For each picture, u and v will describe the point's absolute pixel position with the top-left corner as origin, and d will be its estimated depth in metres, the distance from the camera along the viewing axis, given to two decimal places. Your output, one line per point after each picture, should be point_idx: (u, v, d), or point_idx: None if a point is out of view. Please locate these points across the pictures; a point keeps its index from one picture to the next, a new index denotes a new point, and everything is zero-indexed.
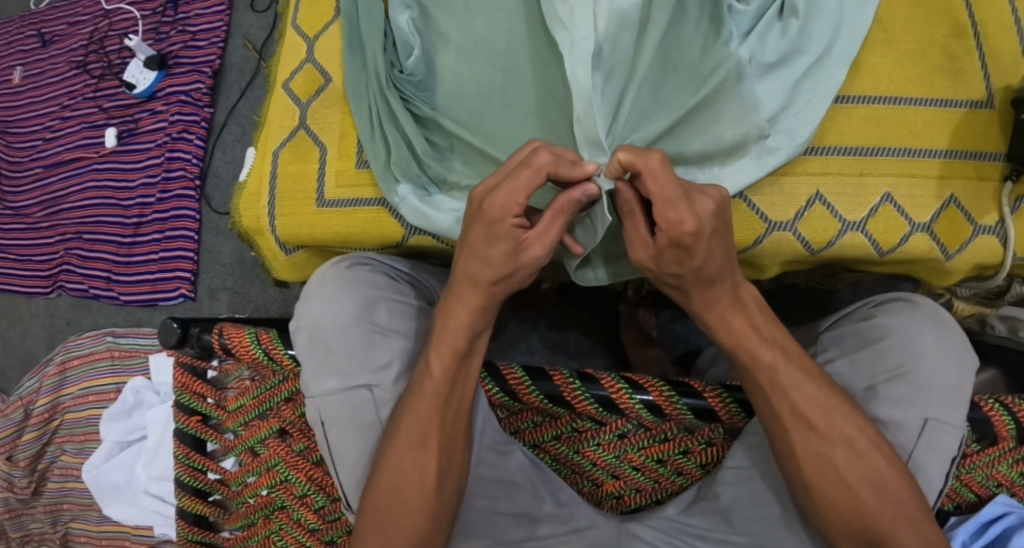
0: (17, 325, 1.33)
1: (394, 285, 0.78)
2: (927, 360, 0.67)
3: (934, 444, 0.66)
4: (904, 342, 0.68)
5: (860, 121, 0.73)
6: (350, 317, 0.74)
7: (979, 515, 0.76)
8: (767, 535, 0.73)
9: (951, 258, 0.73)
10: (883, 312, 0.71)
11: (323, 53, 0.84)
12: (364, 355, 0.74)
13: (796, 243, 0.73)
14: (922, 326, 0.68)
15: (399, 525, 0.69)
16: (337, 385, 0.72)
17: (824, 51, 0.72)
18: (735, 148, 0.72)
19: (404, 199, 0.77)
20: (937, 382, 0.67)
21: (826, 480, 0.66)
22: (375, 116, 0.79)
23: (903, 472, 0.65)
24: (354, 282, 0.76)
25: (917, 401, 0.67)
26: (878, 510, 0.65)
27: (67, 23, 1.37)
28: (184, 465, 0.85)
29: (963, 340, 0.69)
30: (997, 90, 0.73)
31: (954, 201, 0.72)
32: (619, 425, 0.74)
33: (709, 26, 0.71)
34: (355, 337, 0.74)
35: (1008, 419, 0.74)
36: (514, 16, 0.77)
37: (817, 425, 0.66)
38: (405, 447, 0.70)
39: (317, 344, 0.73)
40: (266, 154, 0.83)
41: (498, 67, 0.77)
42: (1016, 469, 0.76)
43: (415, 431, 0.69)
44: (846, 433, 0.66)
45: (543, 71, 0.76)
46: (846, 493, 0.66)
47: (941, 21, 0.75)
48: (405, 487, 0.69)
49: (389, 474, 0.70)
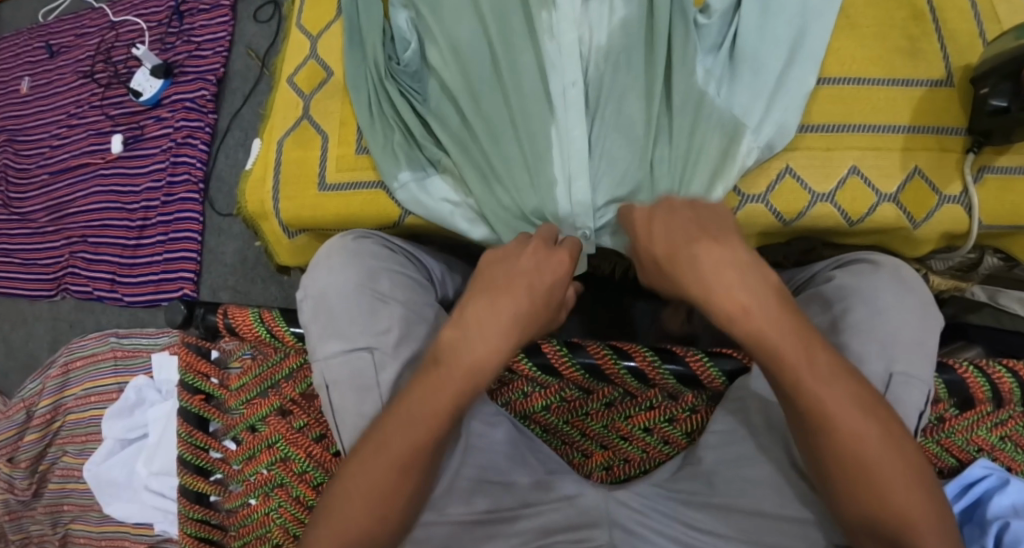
0: (22, 327, 1.35)
1: (396, 258, 0.80)
2: (890, 315, 0.70)
3: (903, 396, 0.68)
4: (865, 299, 0.71)
5: (827, 101, 0.78)
6: (353, 283, 0.75)
7: (962, 476, 0.79)
8: (747, 494, 0.72)
9: (918, 227, 0.77)
10: (844, 274, 0.75)
11: (325, 49, 0.89)
12: (365, 320, 0.74)
13: (769, 214, 0.77)
14: (882, 285, 0.72)
15: (370, 544, 0.64)
16: (340, 348, 0.74)
17: (791, 52, 0.77)
18: (704, 159, 0.75)
19: (403, 185, 0.80)
20: (899, 336, 0.70)
21: (843, 478, 0.61)
22: (374, 104, 0.83)
23: (914, 471, 0.60)
24: (359, 253, 0.78)
25: (884, 354, 0.69)
26: (895, 507, 0.60)
27: (74, 35, 1.43)
28: (187, 443, 0.87)
29: (924, 299, 0.72)
30: (956, 69, 0.78)
31: (919, 172, 0.76)
32: (606, 393, 0.79)
33: (680, 47, 0.77)
34: (357, 302, 0.75)
35: (984, 383, 0.78)
36: (497, 36, 0.80)
37: (834, 425, 0.60)
38: (376, 452, 0.65)
39: (321, 310, 0.75)
40: (272, 142, 0.87)
41: (487, 83, 0.80)
42: (995, 432, 0.80)
43: (402, 448, 0.65)
44: (856, 428, 0.60)
45: (534, 91, 0.78)
46: (862, 489, 0.60)
47: (901, 6, 0.80)
48: (373, 499, 0.64)
49: (356, 487, 0.65)
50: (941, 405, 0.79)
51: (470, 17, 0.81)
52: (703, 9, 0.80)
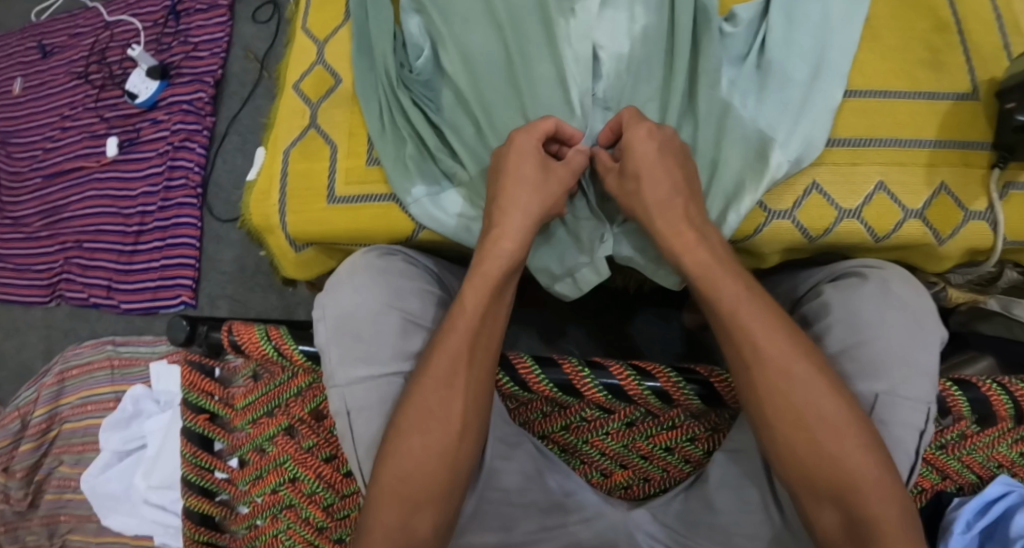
0: (15, 335, 1.32)
1: (422, 276, 0.77)
2: (871, 333, 0.69)
3: (888, 419, 0.67)
4: (844, 319, 0.70)
5: (853, 114, 0.76)
6: (380, 304, 0.73)
7: (984, 493, 0.75)
8: (744, 519, 0.71)
9: (944, 243, 0.75)
10: (830, 287, 0.73)
11: (333, 56, 0.84)
12: (396, 343, 0.72)
13: (795, 231, 0.75)
14: (862, 300, 0.70)
15: (416, 517, 0.66)
16: (366, 373, 0.71)
17: (819, 65, 0.76)
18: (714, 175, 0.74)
19: (417, 200, 0.76)
20: (883, 352, 0.68)
21: (795, 444, 0.64)
22: (385, 113, 0.79)
23: (860, 421, 0.63)
24: (384, 271, 0.75)
25: (869, 375, 0.68)
26: (844, 463, 0.62)
27: (67, 35, 1.39)
28: (192, 463, 0.86)
29: (914, 312, 0.70)
30: (981, 83, 0.76)
31: (945, 188, 0.75)
32: (628, 413, 0.77)
33: (705, 54, 0.75)
34: (384, 324, 0.72)
35: (1007, 399, 0.73)
36: (514, 45, 0.77)
37: (785, 391, 0.64)
38: (417, 420, 0.67)
39: (348, 331, 0.72)
40: (277, 152, 0.82)
41: (502, 94, 0.77)
42: (1016, 449, 0.77)
43: (413, 422, 0.67)
44: (808, 396, 0.63)
45: (552, 102, 0.76)
46: (810, 449, 0.63)
47: (925, 18, 0.79)
48: (427, 465, 0.66)
49: (409, 456, 0.67)
50: (961, 422, 0.74)
51: (486, 27, 0.78)
52: (726, 18, 0.79)
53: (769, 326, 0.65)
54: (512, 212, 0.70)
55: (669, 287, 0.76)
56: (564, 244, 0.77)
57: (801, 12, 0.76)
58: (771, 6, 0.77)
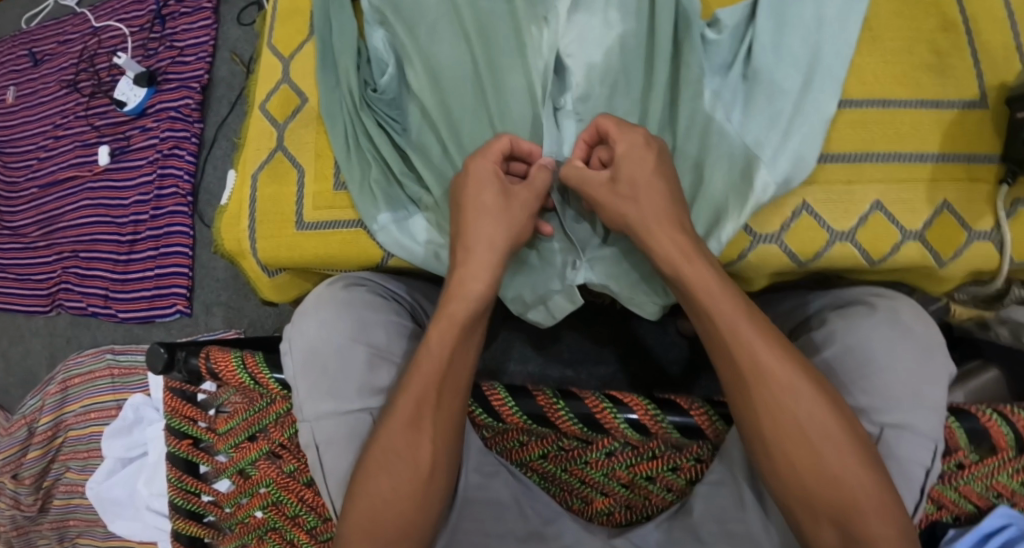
0: (19, 343, 1.33)
1: (388, 305, 0.75)
2: (880, 363, 0.64)
3: (894, 455, 0.62)
4: (852, 349, 0.65)
5: (848, 127, 0.71)
6: (345, 338, 0.71)
7: (980, 527, 0.70)
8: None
9: (945, 265, 0.70)
10: (836, 316, 0.69)
11: (298, 73, 0.81)
12: (362, 378, 0.70)
13: (784, 256, 0.70)
14: (871, 329, 0.66)
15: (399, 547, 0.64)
16: (334, 409, 0.69)
17: (810, 73, 0.70)
18: (696, 197, 0.70)
19: (383, 227, 0.73)
20: (894, 386, 0.63)
21: (795, 463, 0.60)
22: (350, 136, 0.76)
23: (863, 444, 0.60)
24: (350, 302, 0.73)
25: (877, 410, 0.63)
26: (845, 483, 0.59)
27: (57, 42, 1.38)
28: (178, 487, 0.87)
29: (926, 342, 0.65)
30: (990, 89, 0.71)
31: (947, 207, 0.69)
32: (606, 443, 0.71)
33: (685, 64, 0.71)
34: (349, 358, 0.70)
35: (1008, 430, 0.67)
36: (482, 58, 0.73)
37: (785, 408, 0.60)
38: (389, 448, 0.65)
39: (314, 365, 0.70)
40: (245, 177, 0.79)
41: (471, 110, 0.73)
42: (1016, 479, 0.69)
43: (399, 441, 0.65)
44: (810, 411, 0.60)
45: (522, 120, 0.73)
46: (810, 470, 0.60)
47: (930, 17, 0.72)
48: (400, 500, 0.64)
49: (376, 497, 0.64)
50: (960, 453, 0.69)
51: (454, 38, 0.74)
52: (709, 23, 0.73)
53: (750, 362, 0.61)
54: (475, 244, 0.67)
55: (646, 316, 0.74)
56: (537, 271, 0.74)
57: (792, 13, 0.71)
58: (758, 8, 0.71)
